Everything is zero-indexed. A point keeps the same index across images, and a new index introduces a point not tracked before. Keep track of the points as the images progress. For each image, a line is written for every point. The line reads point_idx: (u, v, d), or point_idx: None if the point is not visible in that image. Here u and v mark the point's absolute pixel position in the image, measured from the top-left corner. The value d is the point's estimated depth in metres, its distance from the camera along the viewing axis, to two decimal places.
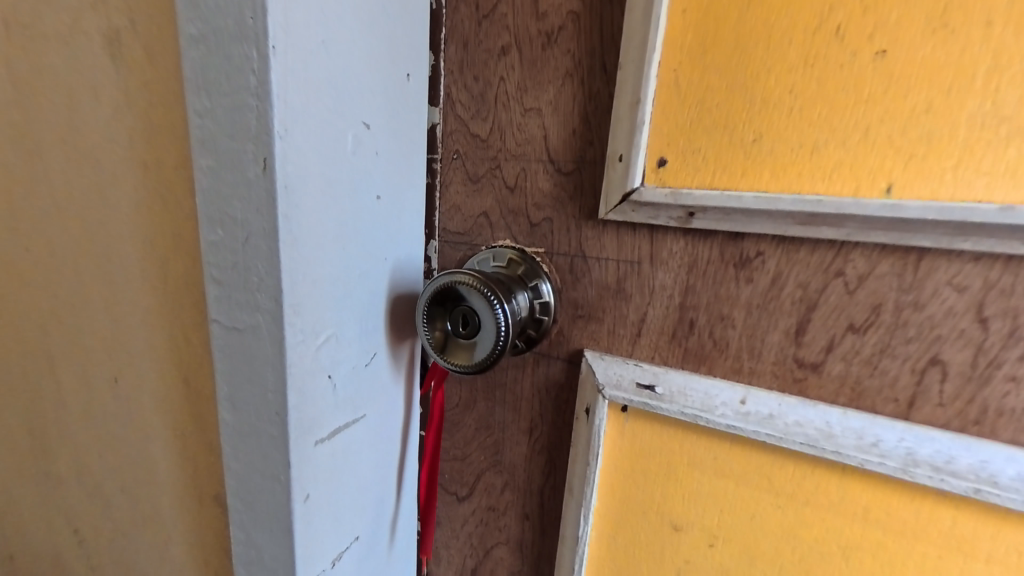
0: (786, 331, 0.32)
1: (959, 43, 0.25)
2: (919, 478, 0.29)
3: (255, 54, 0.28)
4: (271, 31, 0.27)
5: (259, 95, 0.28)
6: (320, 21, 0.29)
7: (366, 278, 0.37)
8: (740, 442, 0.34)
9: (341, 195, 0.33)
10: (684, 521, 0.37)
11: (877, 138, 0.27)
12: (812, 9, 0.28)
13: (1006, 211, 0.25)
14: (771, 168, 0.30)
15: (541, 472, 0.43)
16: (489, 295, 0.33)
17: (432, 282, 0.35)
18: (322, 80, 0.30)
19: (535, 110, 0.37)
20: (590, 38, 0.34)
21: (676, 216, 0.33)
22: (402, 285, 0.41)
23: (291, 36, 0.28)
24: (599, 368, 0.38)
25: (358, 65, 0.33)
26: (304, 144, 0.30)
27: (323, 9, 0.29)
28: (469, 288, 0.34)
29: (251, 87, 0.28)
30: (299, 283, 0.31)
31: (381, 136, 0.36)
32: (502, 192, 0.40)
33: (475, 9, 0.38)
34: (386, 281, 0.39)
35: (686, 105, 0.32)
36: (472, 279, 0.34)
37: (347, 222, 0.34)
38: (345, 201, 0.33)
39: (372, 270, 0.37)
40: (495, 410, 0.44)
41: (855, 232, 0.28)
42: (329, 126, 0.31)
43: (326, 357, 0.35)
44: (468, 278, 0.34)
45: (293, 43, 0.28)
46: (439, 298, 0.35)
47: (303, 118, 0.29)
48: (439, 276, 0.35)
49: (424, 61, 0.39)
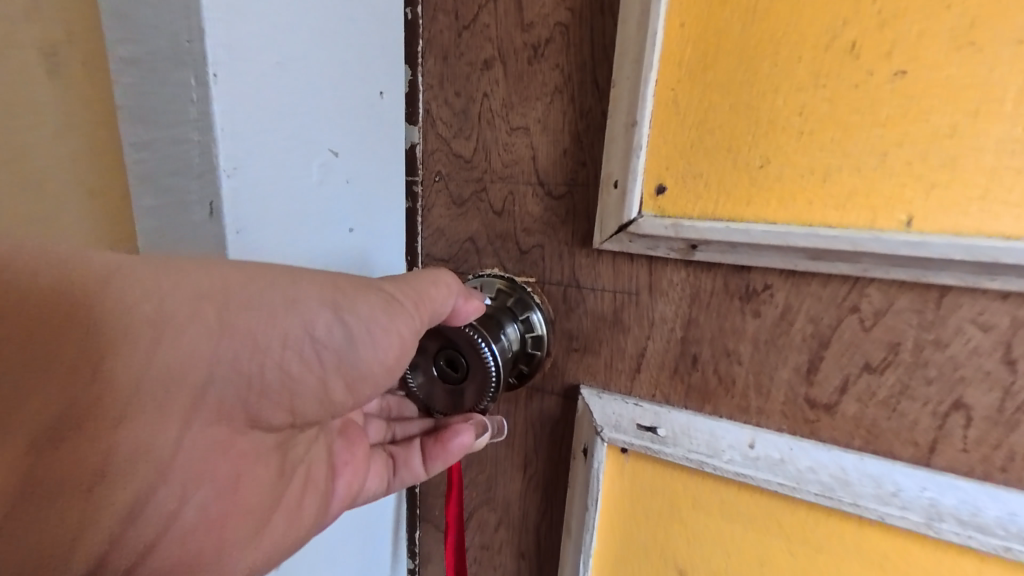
0: (796, 369, 0.30)
1: (986, 64, 0.23)
2: (945, 534, 0.26)
3: (194, 81, 0.26)
4: (212, 56, 0.25)
5: (201, 128, 0.26)
6: (272, 40, 0.28)
7: (329, 239, 0.33)
8: (748, 487, 0.32)
9: (308, 231, 0.32)
10: (689, 566, 0.35)
11: (896, 164, 0.25)
12: (822, 23, 0.25)
13: None
14: (779, 197, 0.27)
15: (536, 510, 0.40)
16: (491, 380, 0.32)
17: (453, 350, 0.32)
18: (276, 107, 0.28)
19: (522, 129, 0.34)
20: (580, 50, 0.32)
21: (676, 247, 0.30)
22: (373, 255, 0.37)
23: (233, 58, 0.26)
24: (596, 407, 0.35)
25: (320, 86, 0.31)
26: (256, 182, 0.28)
27: (275, 26, 0.28)
28: (477, 375, 0.32)
29: (192, 118, 0.26)
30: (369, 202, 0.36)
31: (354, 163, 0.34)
32: (488, 216, 0.37)
33: (455, 19, 0.35)
34: (352, 247, 0.35)
35: (685, 127, 0.29)
36: (484, 369, 0.32)
37: (313, 258, 0.33)
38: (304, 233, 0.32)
39: (334, 235, 0.34)
40: (487, 446, 0.41)
41: (871, 267, 0.26)
42: (289, 161, 0.30)
43: (332, 245, 0.34)
44: (482, 368, 0.32)
45: (237, 67, 0.26)
46: (448, 361, 0.33)
47: (255, 150, 0.28)
48: (460, 352, 0.32)
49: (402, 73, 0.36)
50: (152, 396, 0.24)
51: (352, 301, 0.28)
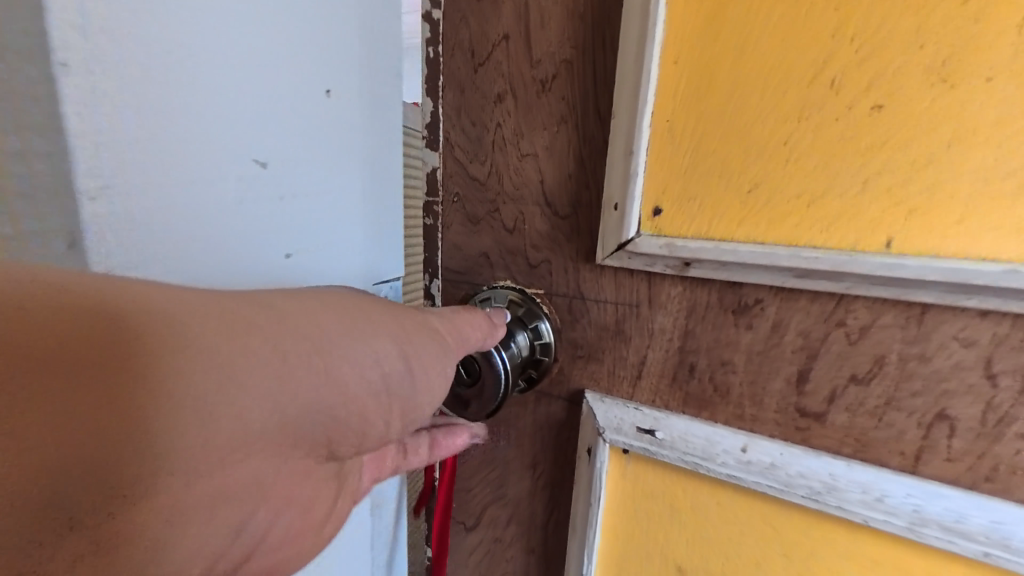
0: (787, 379, 0.31)
1: (960, 99, 0.24)
2: (928, 538, 0.28)
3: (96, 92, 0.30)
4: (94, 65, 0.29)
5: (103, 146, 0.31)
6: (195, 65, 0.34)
7: (251, 252, 0.40)
8: (742, 489, 0.34)
9: (250, 245, 0.40)
10: (688, 565, 0.37)
11: (877, 190, 0.26)
12: (805, 61, 0.27)
13: (1013, 272, 0.23)
14: (767, 219, 0.29)
15: (545, 507, 0.43)
16: (503, 387, 0.36)
17: (475, 360, 0.35)
18: (178, 119, 0.34)
19: (531, 155, 0.37)
20: (583, 84, 0.34)
21: (671, 265, 0.33)
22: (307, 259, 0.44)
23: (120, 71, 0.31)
24: (599, 410, 0.38)
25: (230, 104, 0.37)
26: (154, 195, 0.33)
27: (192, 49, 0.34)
28: (492, 383, 0.35)
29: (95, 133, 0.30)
30: (297, 215, 0.43)
31: (275, 164, 0.40)
32: (501, 233, 0.40)
33: (471, 57, 0.39)
34: (276, 259, 0.42)
35: (680, 155, 0.32)
36: (499, 379, 0.35)
37: (254, 266, 0.40)
38: (246, 232, 0.39)
39: (262, 250, 0.41)
40: (499, 445, 0.44)
41: (855, 285, 0.28)
42: (211, 150, 0.36)
43: (266, 252, 0.41)
44: (497, 377, 0.35)
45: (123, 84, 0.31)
46: (468, 369, 0.36)
47: (179, 167, 0.34)
48: (479, 362, 0.35)
49: (350, 83, 0.46)
50: (228, 434, 0.21)
51: (417, 348, 0.29)
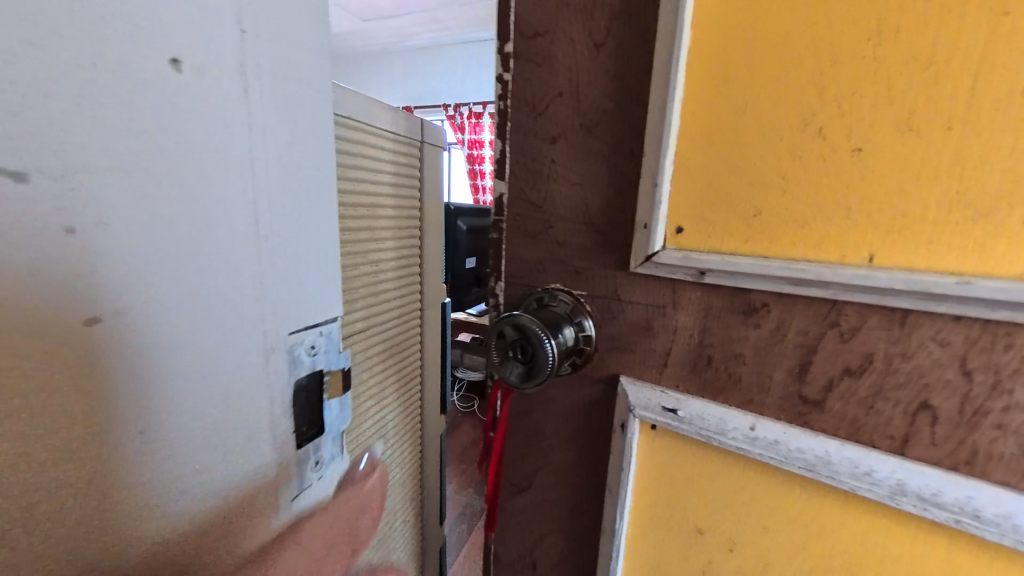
0: (790, 371, 0.38)
1: (923, 143, 0.30)
2: (905, 505, 0.33)
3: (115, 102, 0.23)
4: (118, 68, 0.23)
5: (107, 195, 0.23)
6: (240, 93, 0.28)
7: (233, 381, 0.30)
8: (751, 462, 0.40)
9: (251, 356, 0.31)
10: (706, 525, 0.44)
11: (857, 215, 0.32)
12: (797, 113, 0.34)
13: (964, 284, 0.29)
14: (768, 237, 0.36)
15: (586, 473, 0.52)
16: (551, 365, 0.44)
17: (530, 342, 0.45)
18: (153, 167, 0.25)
19: (578, 185, 0.47)
20: (620, 130, 0.44)
21: (690, 273, 0.41)
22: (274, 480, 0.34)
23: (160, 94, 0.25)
24: (631, 392, 0.46)
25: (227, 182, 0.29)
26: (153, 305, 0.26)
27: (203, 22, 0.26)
28: (542, 362, 0.44)
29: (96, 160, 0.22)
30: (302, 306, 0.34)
31: (274, 229, 0.32)
32: (553, 246, 0.50)
33: (532, 109, 0.49)
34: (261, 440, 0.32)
35: (697, 185, 0.39)
36: (548, 359, 0.44)
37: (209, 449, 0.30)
38: (210, 295, 0.28)
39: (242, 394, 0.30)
40: (548, 421, 0.54)
41: (841, 292, 0.34)
42: (215, 208, 0.28)
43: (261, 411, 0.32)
44: (547, 358, 0.44)
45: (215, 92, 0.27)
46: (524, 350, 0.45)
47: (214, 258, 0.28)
48: (533, 343, 0.45)
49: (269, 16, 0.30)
50: None
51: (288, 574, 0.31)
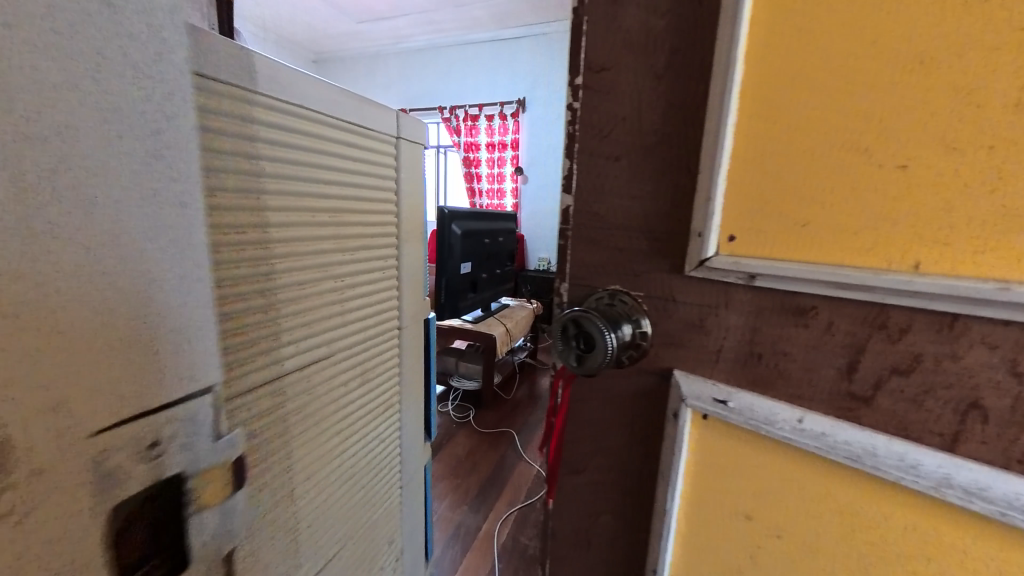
0: (838, 368, 0.41)
1: (966, 162, 0.33)
2: (951, 497, 0.35)
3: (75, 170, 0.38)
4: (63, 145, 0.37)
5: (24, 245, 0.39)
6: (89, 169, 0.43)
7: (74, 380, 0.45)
8: (800, 452, 0.44)
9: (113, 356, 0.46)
10: (754, 513, 0.48)
11: (903, 226, 0.36)
12: (846, 134, 0.38)
13: (1004, 290, 0.32)
14: (817, 245, 0.40)
15: (640, 457, 0.58)
16: (607, 355, 0.51)
17: (592, 333, 0.52)
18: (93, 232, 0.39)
19: (638, 198, 0.54)
20: (679, 150, 0.50)
21: (741, 277, 0.45)
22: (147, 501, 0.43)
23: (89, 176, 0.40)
24: (683, 384, 0.51)
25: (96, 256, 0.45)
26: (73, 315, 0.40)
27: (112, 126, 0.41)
28: (601, 351, 0.51)
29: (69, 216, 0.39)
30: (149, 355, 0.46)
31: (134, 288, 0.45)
32: (613, 251, 0.57)
33: (597, 131, 0.56)
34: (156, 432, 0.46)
35: (750, 199, 0.44)
36: (606, 349, 0.51)
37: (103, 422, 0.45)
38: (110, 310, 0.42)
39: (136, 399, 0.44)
40: (604, 409, 0.60)
41: (888, 296, 0.37)
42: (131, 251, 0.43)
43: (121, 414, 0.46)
44: (605, 347, 0.51)
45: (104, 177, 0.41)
46: (586, 340, 0.53)
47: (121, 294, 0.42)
48: (594, 334, 0.52)
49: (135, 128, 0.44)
50: None
51: None
